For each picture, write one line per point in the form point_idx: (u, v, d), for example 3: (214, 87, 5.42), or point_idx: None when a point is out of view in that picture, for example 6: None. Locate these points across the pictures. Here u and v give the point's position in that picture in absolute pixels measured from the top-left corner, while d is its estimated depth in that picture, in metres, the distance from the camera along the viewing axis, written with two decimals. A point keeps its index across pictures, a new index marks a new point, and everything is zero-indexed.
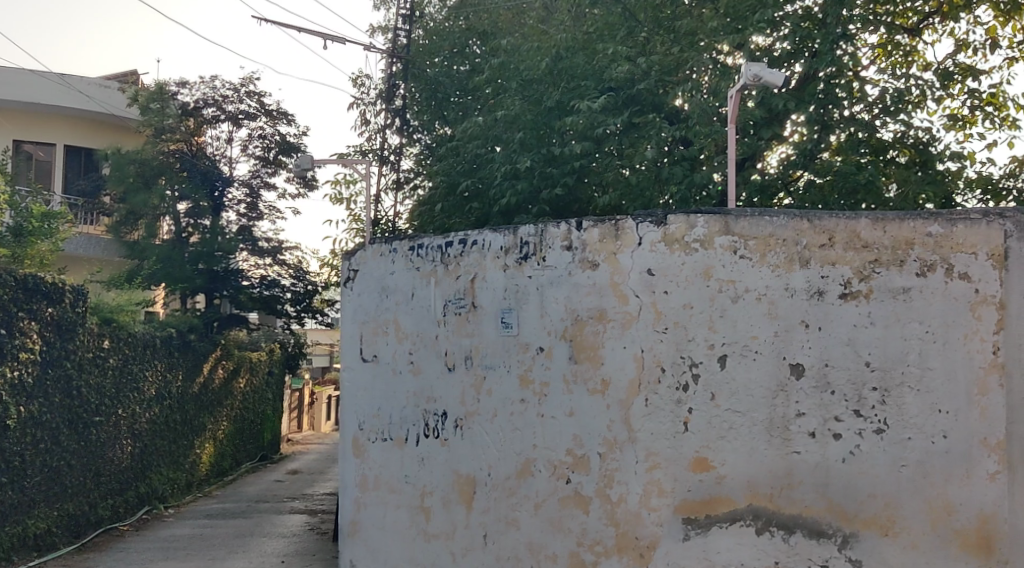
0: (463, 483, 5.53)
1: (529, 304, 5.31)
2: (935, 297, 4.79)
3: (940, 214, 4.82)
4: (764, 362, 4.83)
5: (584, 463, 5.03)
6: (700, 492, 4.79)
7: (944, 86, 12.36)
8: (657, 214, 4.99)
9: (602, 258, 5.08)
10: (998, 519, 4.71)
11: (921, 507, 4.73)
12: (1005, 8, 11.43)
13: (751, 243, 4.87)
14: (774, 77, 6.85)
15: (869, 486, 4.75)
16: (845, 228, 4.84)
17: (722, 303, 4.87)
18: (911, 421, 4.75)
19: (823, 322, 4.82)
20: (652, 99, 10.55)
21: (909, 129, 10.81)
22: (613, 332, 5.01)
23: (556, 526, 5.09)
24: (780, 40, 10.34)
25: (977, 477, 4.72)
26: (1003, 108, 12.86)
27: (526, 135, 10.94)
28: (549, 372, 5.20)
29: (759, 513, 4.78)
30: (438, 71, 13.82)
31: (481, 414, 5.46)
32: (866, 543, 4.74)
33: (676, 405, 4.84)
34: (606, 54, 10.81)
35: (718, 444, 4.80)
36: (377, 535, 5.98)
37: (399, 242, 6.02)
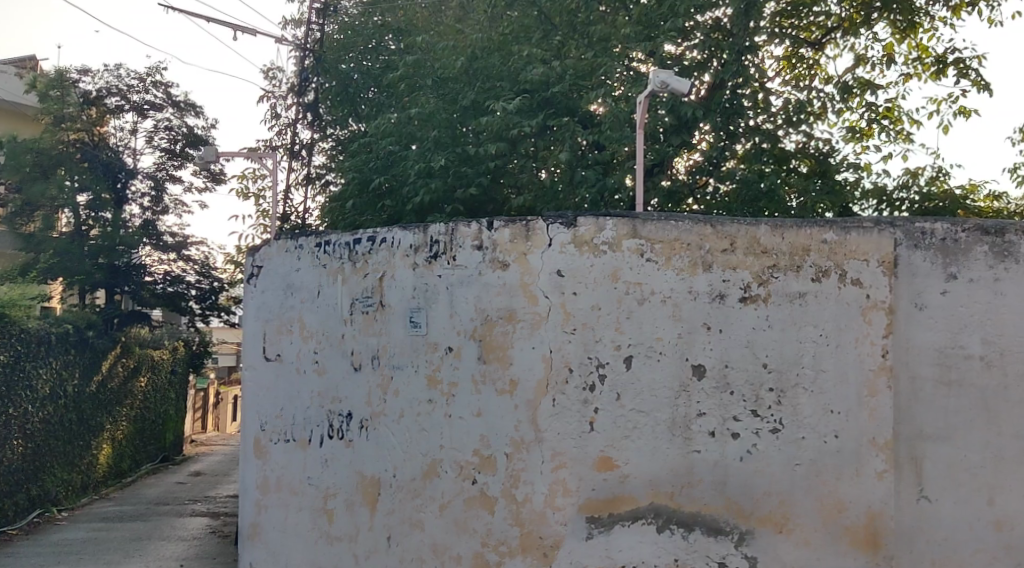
0: (367, 484, 5.48)
1: (438, 304, 5.28)
2: (829, 301, 4.96)
3: (836, 222, 5.00)
4: (667, 363, 4.92)
5: (490, 463, 5.03)
6: (604, 491, 4.85)
7: (844, 99, 12.86)
8: (567, 216, 5.00)
9: (513, 259, 5.07)
10: (885, 516, 4.91)
11: (814, 505, 4.89)
12: (901, 25, 11.93)
13: (657, 247, 4.96)
14: (680, 84, 7.06)
15: (765, 485, 4.89)
16: (746, 234, 4.97)
17: (628, 305, 4.93)
18: (805, 422, 4.91)
19: (724, 324, 4.94)
20: (566, 102, 10.71)
21: (810, 140, 11.28)
22: (521, 332, 5.01)
23: (460, 527, 5.08)
24: (691, 49, 10.69)
25: (866, 475, 4.91)
26: (898, 122, 13.42)
27: (440, 134, 10.94)
28: (457, 372, 5.18)
29: (660, 512, 4.86)
30: (351, 68, 13.67)
31: (388, 415, 5.42)
32: (760, 540, 4.88)
33: (582, 405, 4.88)
34: (521, 55, 10.91)
35: (622, 444, 4.86)
36: (279, 538, 5.90)
37: (306, 238, 5.93)
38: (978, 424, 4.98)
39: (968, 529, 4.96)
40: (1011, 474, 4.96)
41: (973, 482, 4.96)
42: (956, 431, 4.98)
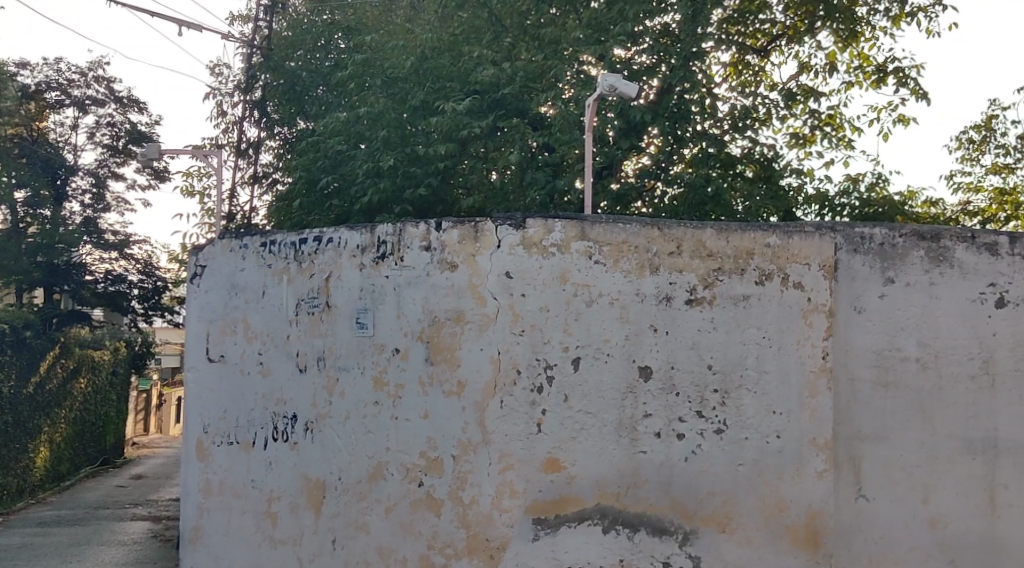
0: (312, 486, 5.42)
1: (385, 305, 5.23)
2: (772, 304, 5.04)
3: (779, 226, 5.08)
4: (615, 364, 4.95)
5: (437, 465, 4.99)
6: (551, 492, 4.87)
7: (788, 106, 13.10)
8: (516, 217, 4.99)
9: (461, 259, 5.03)
10: (825, 515, 5.01)
11: (756, 504, 4.96)
12: (844, 35, 12.12)
13: (605, 249, 4.98)
14: (627, 88, 7.16)
15: (709, 485, 4.95)
16: (692, 236, 5.02)
17: (576, 307, 4.95)
18: (748, 422, 4.98)
19: (670, 326, 4.99)
20: (516, 103, 10.81)
21: (755, 145, 11.48)
22: (469, 333, 4.98)
23: (406, 530, 5.05)
24: (640, 53, 10.73)
25: (807, 474, 4.99)
26: (840, 129, 13.70)
27: (389, 134, 10.89)
28: (404, 374, 5.13)
29: (605, 512, 4.89)
30: (298, 66, 13.52)
31: (333, 417, 5.37)
32: (704, 540, 4.94)
33: (530, 406, 4.89)
34: (471, 56, 10.96)
35: (569, 445, 4.88)
36: (221, 542, 5.82)
37: (251, 237, 5.85)
38: (914, 424, 5.10)
39: (904, 527, 5.08)
40: (945, 473, 5.10)
41: (909, 482, 5.09)
42: (893, 431, 5.10)
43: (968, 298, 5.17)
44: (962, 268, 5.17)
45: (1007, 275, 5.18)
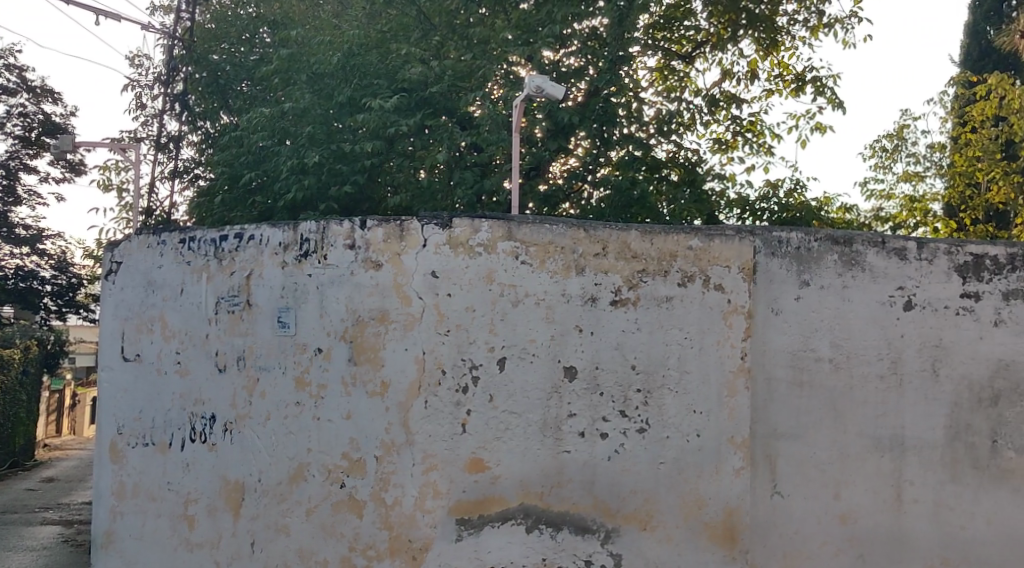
0: (231, 489, 5.31)
1: (307, 304, 5.15)
2: (693, 305, 5.12)
3: (701, 228, 5.15)
4: (540, 365, 4.96)
5: (360, 466, 4.93)
6: (474, 493, 4.85)
7: (711, 112, 13.38)
8: (442, 217, 4.95)
9: (386, 259, 4.97)
10: (741, 512, 5.11)
11: (676, 502, 5.03)
12: (765, 43, 12.63)
13: (531, 249, 4.99)
14: (554, 90, 7.22)
15: (631, 484, 4.99)
16: (618, 238, 5.06)
17: (502, 307, 4.95)
18: (669, 421, 5.05)
19: (595, 327, 5.03)
20: (443, 102, 10.85)
21: (680, 150, 11.75)
22: (394, 333, 4.93)
23: (327, 531, 4.97)
24: (568, 56, 10.92)
25: (725, 472, 5.09)
26: (761, 136, 14.02)
27: (315, 129, 10.77)
28: (327, 374, 5.05)
29: (529, 512, 4.90)
30: (222, 59, 13.43)
31: (254, 417, 5.26)
32: (626, 538, 4.98)
33: (455, 407, 4.87)
34: (399, 54, 11.03)
35: (494, 445, 4.88)
36: (134, 546, 5.66)
37: (169, 233, 5.70)
38: (826, 423, 5.25)
39: (817, 522, 5.22)
40: (856, 470, 5.26)
41: (822, 479, 5.23)
42: (807, 430, 5.24)
43: (880, 301, 5.32)
44: (873, 271, 5.32)
45: (915, 279, 5.36)
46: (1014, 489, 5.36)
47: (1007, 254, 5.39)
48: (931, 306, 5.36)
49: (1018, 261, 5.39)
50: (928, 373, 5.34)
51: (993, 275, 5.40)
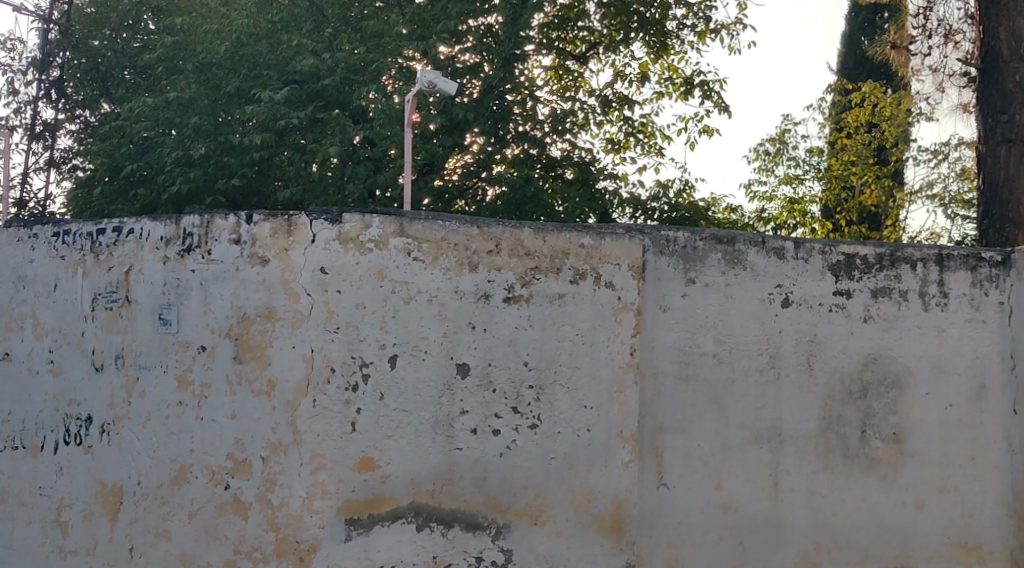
0: (107, 493, 5.10)
1: (191, 301, 4.98)
2: (585, 303, 5.17)
3: (593, 227, 5.21)
4: (432, 363, 4.94)
5: (245, 467, 4.80)
6: (364, 492, 4.79)
7: (604, 112, 13.68)
8: (332, 212, 4.87)
9: (272, 254, 4.85)
10: (630, 504, 5.17)
11: (566, 497, 5.08)
12: (654, 47, 13.74)
13: (424, 246, 4.96)
14: (446, 86, 7.57)
15: (523, 479, 5.03)
16: (510, 236, 5.08)
17: (394, 304, 4.90)
18: (561, 417, 5.10)
19: (487, 324, 5.03)
20: (335, 95, 12.14)
21: (575, 149, 12.84)
22: (280, 331, 4.81)
23: (210, 535, 4.82)
24: (463, 52, 12.25)
25: (614, 466, 5.15)
26: (652, 137, 14.35)
27: (201, 121, 12.14)
28: (210, 373, 4.90)
29: (420, 510, 4.87)
30: (102, 45, 14.34)
31: (133, 418, 5.06)
32: (517, 533, 5.01)
33: (344, 406, 4.79)
34: (291, 46, 12.06)
35: (384, 444, 4.82)
36: (4, 554, 5.41)
37: (41, 227, 5.43)
38: (710, 417, 5.41)
39: (700, 512, 5.37)
40: (738, 461, 5.43)
41: (705, 469, 5.38)
42: (692, 423, 5.38)
43: (760, 299, 5.51)
44: (754, 270, 5.50)
45: (793, 277, 5.57)
46: (881, 477, 5.64)
47: (876, 254, 5.65)
48: (807, 303, 5.58)
49: (886, 260, 5.67)
50: (804, 367, 5.57)
51: (863, 274, 5.66)
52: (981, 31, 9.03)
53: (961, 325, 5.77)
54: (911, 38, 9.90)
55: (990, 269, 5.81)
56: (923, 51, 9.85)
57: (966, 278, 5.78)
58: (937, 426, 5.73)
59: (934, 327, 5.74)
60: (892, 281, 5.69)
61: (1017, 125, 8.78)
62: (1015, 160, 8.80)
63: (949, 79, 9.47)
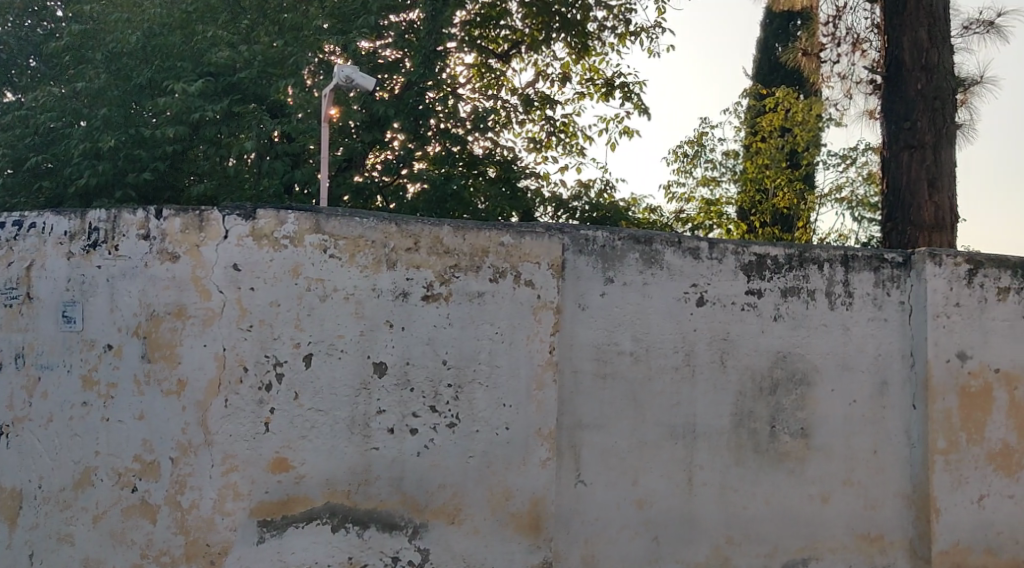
0: (6, 497, 4.93)
1: (96, 298, 4.82)
2: (503, 302, 5.18)
3: (512, 226, 5.22)
4: (348, 361, 4.88)
5: (152, 469, 4.66)
6: (277, 493, 4.71)
7: (526, 112, 13.78)
8: (245, 207, 4.77)
9: (183, 250, 4.73)
10: (547, 501, 5.18)
11: (484, 495, 5.07)
12: (576, 49, 13.88)
13: (341, 243, 4.89)
14: (363, 81, 7.54)
15: (439, 478, 5.00)
16: (429, 234, 5.05)
17: (309, 302, 4.83)
18: (479, 415, 5.09)
19: (405, 322, 5.00)
20: (254, 90, 12.23)
21: (497, 147, 12.96)
22: (191, 329, 4.69)
23: (116, 539, 4.67)
24: (384, 48, 12.38)
25: (532, 464, 5.16)
26: (574, 137, 14.50)
27: (110, 114, 12.00)
28: (117, 372, 4.76)
29: (335, 510, 4.81)
30: (5, 31, 14.31)
31: (33, 420, 4.90)
32: (433, 533, 4.98)
33: (257, 405, 4.70)
34: (207, 37, 12.13)
35: (298, 444, 4.75)
36: None
37: None
38: (627, 414, 5.47)
39: (616, 508, 5.43)
40: (653, 458, 5.51)
41: (621, 466, 5.45)
42: (608, 420, 5.44)
43: (675, 298, 5.60)
44: (670, 270, 5.59)
45: (707, 277, 5.68)
46: (789, 471, 5.79)
47: (786, 254, 5.81)
48: (720, 302, 5.69)
49: (795, 261, 5.83)
50: (717, 365, 5.68)
51: (774, 273, 5.80)
52: (886, 41, 9.37)
53: (865, 323, 5.97)
54: (821, 45, 10.22)
55: (892, 270, 6.02)
56: (832, 58, 10.15)
57: (870, 278, 5.98)
58: (842, 421, 5.91)
59: (840, 326, 5.92)
60: (801, 280, 5.85)
61: (919, 131, 9.10)
62: (917, 165, 9.11)
63: (857, 86, 9.79)
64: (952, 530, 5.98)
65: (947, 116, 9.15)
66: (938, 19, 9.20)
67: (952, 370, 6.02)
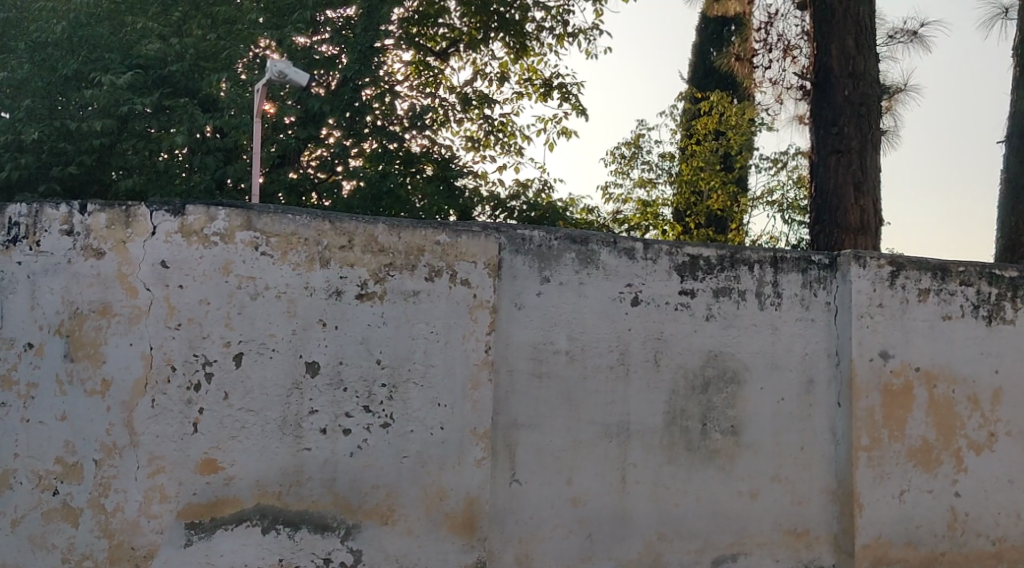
0: None
1: (15, 296, 4.62)
2: (439, 300, 5.15)
3: (448, 225, 5.20)
4: (279, 360, 4.81)
5: (75, 471, 4.52)
6: (206, 495, 4.62)
7: (464, 110, 13.77)
8: (174, 203, 4.66)
9: (109, 246, 4.61)
10: (481, 501, 5.17)
11: (418, 495, 5.04)
12: (515, 49, 13.96)
13: (273, 241, 4.82)
14: (296, 77, 7.46)
15: (373, 478, 4.96)
16: (364, 231, 5.01)
17: (239, 300, 4.75)
18: (413, 415, 5.06)
19: (338, 321, 4.95)
20: (186, 83, 12.25)
21: (434, 146, 12.98)
22: (116, 328, 4.58)
23: (35, 543, 4.48)
24: (320, 44, 12.24)
25: (466, 463, 5.14)
26: (512, 137, 14.56)
27: (34, 105, 11.79)
28: (37, 372, 4.56)
29: (265, 512, 4.74)
30: None
31: None
32: (366, 533, 4.93)
33: (185, 406, 4.60)
34: (135, 30, 12.20)
35: (228, 444, 4.67)
36: None
37: None
38: (562, 412, 5.50)
39: (550, 507, 5.45)
40: (587, 456, 5.55)
41: (556, 465, 5.48)
42: (543, 419, 5.46)
43: (610, 298, 5.65)
44: (606, 270, 5.64)
45: (641, 277, 5.73)
46: (719, 468, 5.89)
47: (718, 255, 5.91)
48: (654, 302, 5.76)
49: (727, 261, 5.93)
50: (651, 364, 5.74)
51: (706, 274, 5.89)
52: (815, 48, 9.58)
53: (794, 322, 6.10)
54: (754, 50, 10.39)
55: (819, 272, 6.16)
56: (764, 64, 10.35)
57: (798, 279, 6.11)
58: (771, 418, 6.03)
59: (769, 326, 6.04)
60: (732, 281, 5.95)
61: (845, 137, 9.32)
62: (843, 169, 9.34)
63: (787, 91, 10.00)
64: (874, 525, 6.15)
65: (872, 123, 9.39)
66: (865, 28, 9.46)
67: (875, 369, 6.19)
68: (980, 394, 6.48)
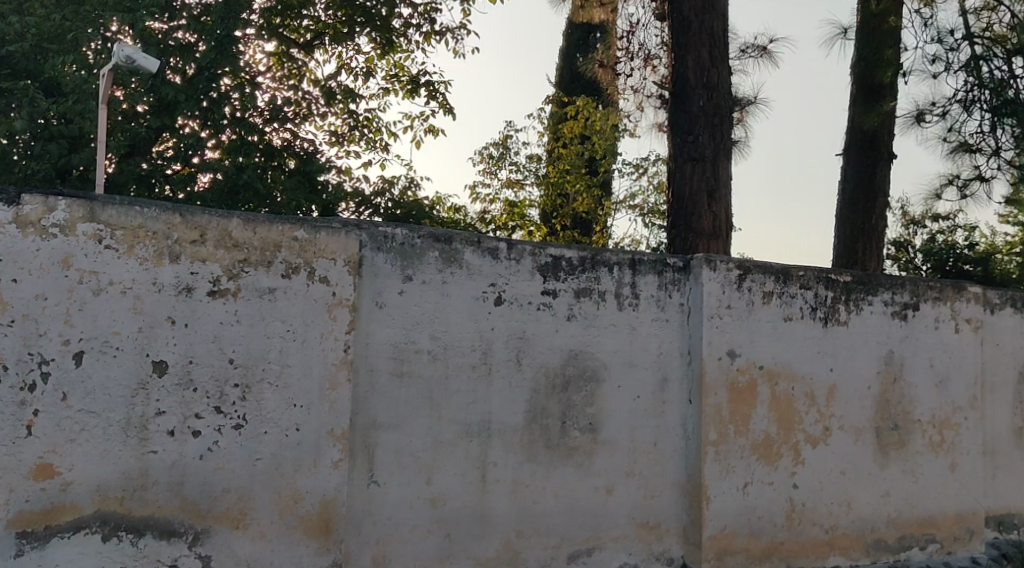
0: None
1: None
2: (297, 298, 5.04)
3: (307, 220, 5.10)
4: (124, 360, 4.59)
5: None
6: (40, 502, 4.36)
7: (328, 104, 13.53)
8: (9, 192, 4.38)
9: None
10: (337, 503, 5.08)
11: (272, 498, 4.91)
12: (382, 43, 13.83)
13: (118, 234, 4.61)
14: (146, 62, 7.17)
15: (223, 481, 4.80)
16: (217, 226, 4.85)
17: (81, 296, 4.50)
18: (267, 416, 4.92)
19: (189, 319, 4.76)
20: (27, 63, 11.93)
21: (296, 140, 12.83)
22: None
23: None
24: (178, 31, 11.94)
25: (322, 465, 5.05)
26: (378, 133, 14.46)
27: None
28: None
29: (106, 519, 4.51)
30: None
31: None
32: (215, 538, 4.78)
33: (18, 407, 4.32)
34: None
35: (65, 449, 4.42)
36: None
37: None
38: (421, 412, 5.47)
39: (408, 507, 5.42)
40: (447, 455, 5.55)
41: (414, 465, 5.44)
42: (403, 419, 5.42)
43: (473, 297, 5.66)
44: (468, 269, 5.65)
45: (504, 277, 5.78)
46: (577, 465, 5.99)
47: (579, 256, 6.03)
48: (517, 302, 5.81)
49: (587, 262, 6.06)
50: (513, 363, 5.79)
51: (568, 274, 6.00)
52: (673, 59, 9.92)
53: (649, 322, 6.28)
54: (616, 58, 10.66)
55: (673, 274, 6.38)
56: (625, 72, 10.62)
57: (654, 281, 6.30)
58: (627, 416, 6.19)
59: (626, 325, 6.19)
60: (593, 282, 6.08)
61: (700, 145, 9.66)
62: (698, 176, 9.68)
63: (647, 99, 10.30)
64: (721, 517, 6.40)
65: (726, 132, 9.77)
66: (719, 42, 9.86)
67: (723, 367, 6.44)
68: (817, 391, 6.85)
